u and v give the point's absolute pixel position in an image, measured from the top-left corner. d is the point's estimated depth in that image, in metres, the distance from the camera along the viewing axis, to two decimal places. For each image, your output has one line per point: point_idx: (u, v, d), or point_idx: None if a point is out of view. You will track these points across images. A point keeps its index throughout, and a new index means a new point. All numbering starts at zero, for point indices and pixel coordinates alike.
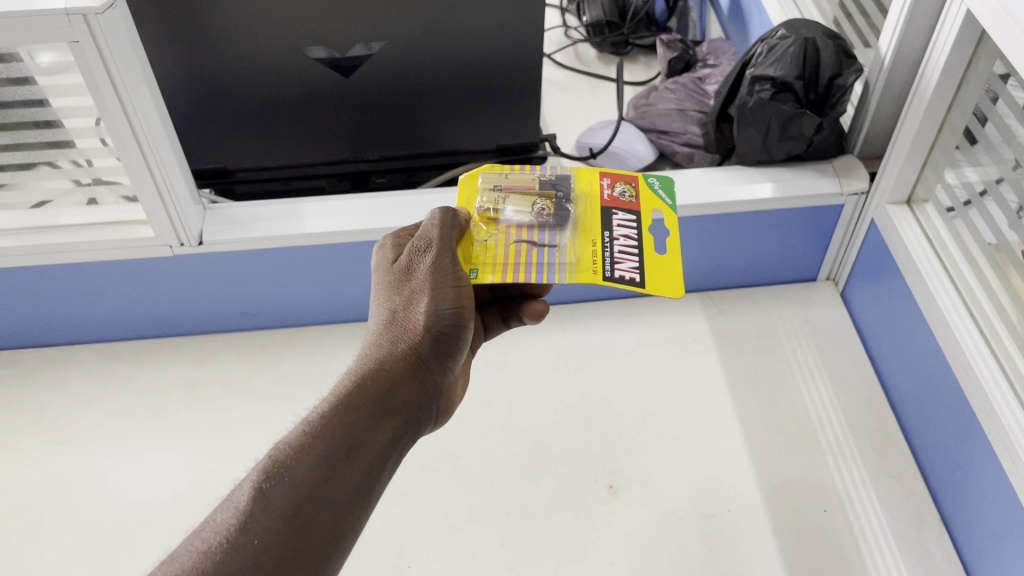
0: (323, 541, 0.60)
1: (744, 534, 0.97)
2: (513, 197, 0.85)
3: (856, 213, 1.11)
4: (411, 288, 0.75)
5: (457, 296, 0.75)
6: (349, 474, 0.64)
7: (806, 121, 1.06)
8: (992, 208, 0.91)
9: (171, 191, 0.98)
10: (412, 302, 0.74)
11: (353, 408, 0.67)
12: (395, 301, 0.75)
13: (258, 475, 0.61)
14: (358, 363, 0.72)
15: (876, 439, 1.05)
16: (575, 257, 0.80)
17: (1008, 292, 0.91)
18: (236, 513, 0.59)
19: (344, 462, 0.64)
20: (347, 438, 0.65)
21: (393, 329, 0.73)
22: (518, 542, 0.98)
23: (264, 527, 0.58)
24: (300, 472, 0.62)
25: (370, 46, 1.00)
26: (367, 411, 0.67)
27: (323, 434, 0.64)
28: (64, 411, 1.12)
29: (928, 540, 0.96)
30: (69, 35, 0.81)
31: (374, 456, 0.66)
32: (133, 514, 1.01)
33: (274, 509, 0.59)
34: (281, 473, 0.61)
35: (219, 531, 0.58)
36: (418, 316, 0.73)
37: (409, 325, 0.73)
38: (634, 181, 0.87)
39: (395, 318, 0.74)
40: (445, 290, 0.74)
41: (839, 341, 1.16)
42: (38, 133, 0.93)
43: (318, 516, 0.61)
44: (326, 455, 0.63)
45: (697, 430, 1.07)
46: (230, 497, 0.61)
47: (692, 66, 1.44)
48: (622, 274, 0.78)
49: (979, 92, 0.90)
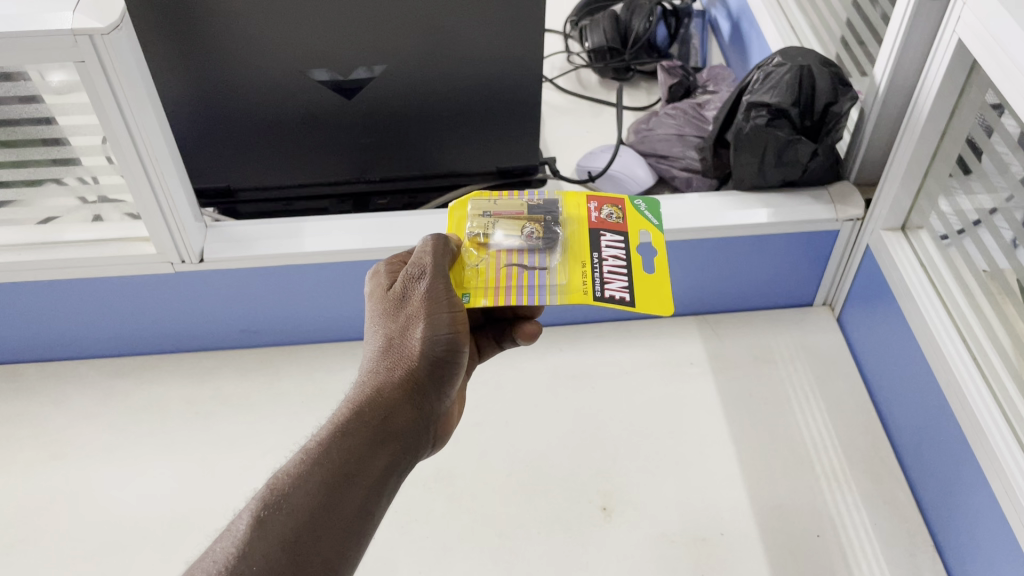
0: (323, 567, 0.61)
1: (738, 557, 0.97)
2: (503, 222, 0.86)
3: (852, 238, 1.12)
4: (408, 312, 0.76)
5: (453, 321, 0.75)
6: (349, 500, 0.64)
7: (801, 147, 1.07)
8: (985, 237, 0.92)
9: (173, 209, 1.00)
10: (408, 328, 0.75)
11: (353, 434, 0.67)
12: (390, 328, 0.76)
13: (257, 503, 0.62)
14: (356, 390, 0.72)
15: (871, 463, 1.05)
16: (563, 277, 0.81)
17: (1002, 321, 0.91)
18: (235, 541, 0.60)
19: (342, 488, 0.64)
20: (346, 463, 0.65)
21: (389, 356, 0.74)
22: (510, 563, 0.98)
23: (263, 553, 0.59)
24: (298, 499, 0.62)
25: (372, 69, 1.02)
26: (367, 437, 0.68)
27: (321, 460, 0.65)
28: (64, 425, 1.13)
29: (922, 565, 0.96)
30: (75, 55, 0.82)
31: (373, 481, 0.66)
32: (128, 528, 1.02)
33: (273, 535, 0.60)
34: (279, 501, 0.62)
35: (219, 559, 0.59)
36: (414, 342, 0.74)
37: (405, 351, 0.74)
38: (620, 203, 0.88)
39: (393, 344, 0.75)
40: (440, 315, 0.75)
41: (835, 367, 1.16)
42: (44, 150, 0.94)
43: (318, 541, 0.61)
44: (327, 482, 0.64)
45: (692, 452, 1.08)
46: (230, 525, 0.62)
47: (692, 92, 1.45)
48: (612, 293, 0.79)
49: (973, 120, 0.91)
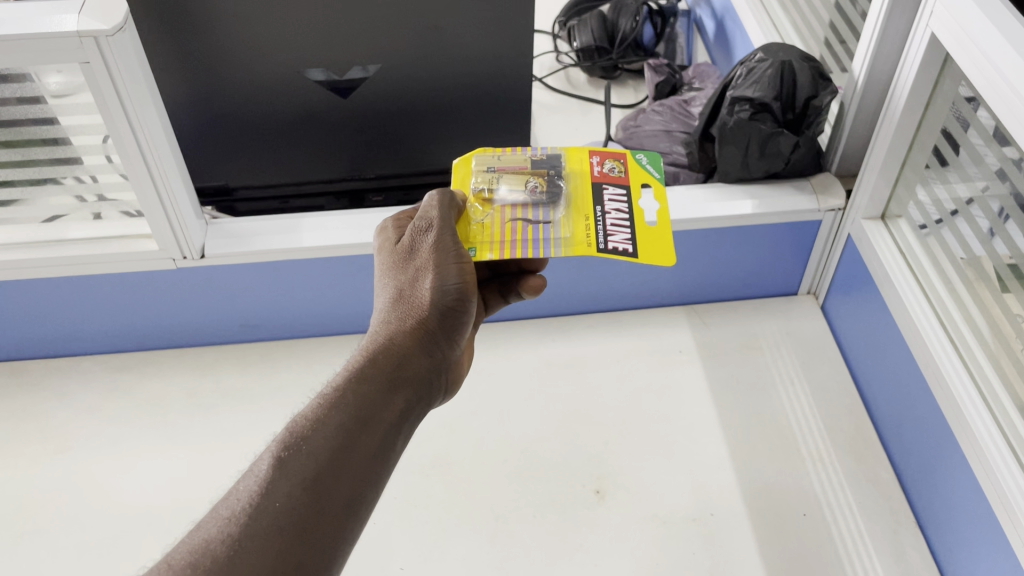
0: (343, 507, 0.64)
1: (727, 536, 1.00)
2: (507, 177, 0.90)
3: (835, 228, 1.15)
4: (419, 262, 0.78)
5: (461, 272, 0.78)
6: (366, 442, 0.67)
7: (783, 139, 1.10)
8: (962, 226, 0.95)
9: (174, 202, 1.02)
10: (417, 279, 0.78)
11: (367, 381, 0.70)
12: (400, 280, 0.78)
13: (277, 446, 0.65)
14: (369, 339, 0.75)
15: (854, 444, 1.09)
16: (565, 227, 0.85)
17: (979, 306, 0.95)
18: (258, 480, 0.63)
19: (359, 431, 0.67)
20: (362, 407, 0.68)
21: (400, 305, 0.76)
22: (507, 545, 1.01)
23: (286, 491, 0.62)
24: (317, 442, 0.65)
25: (366, 69, 1.05)
26: (382, 384, 0.71)
27: (338, 406, 0.67)
28: (68, 419, 1.15)
29: (904, 541, 1.00)
30: (80, 56, 0.85)
31: (388, 426, 0.69)
32: (134, 517, 1.05)
33: (295, 475, 0.63)
34: (299, 443, 0.65)
35: (242, 499, 0.61)
36: (424, 293, 0.77)
37: (415, 302, 0.76)
38: (623, 158, 0.91)
39: (403, 294, 0.77)
40: (449, 266, 0.78)
41: (819, 352, 1.19)
42: (46, 149, 0.97)
43: (337, 480, 0.64)
44: (345, 425, 0.66)
45: (682, 436, 1.11)
46: (252, 466, 0.65)
47: (678, 89, 1.49)
48: (616, 245, 0.83)
49: (947, 112, 0.95)
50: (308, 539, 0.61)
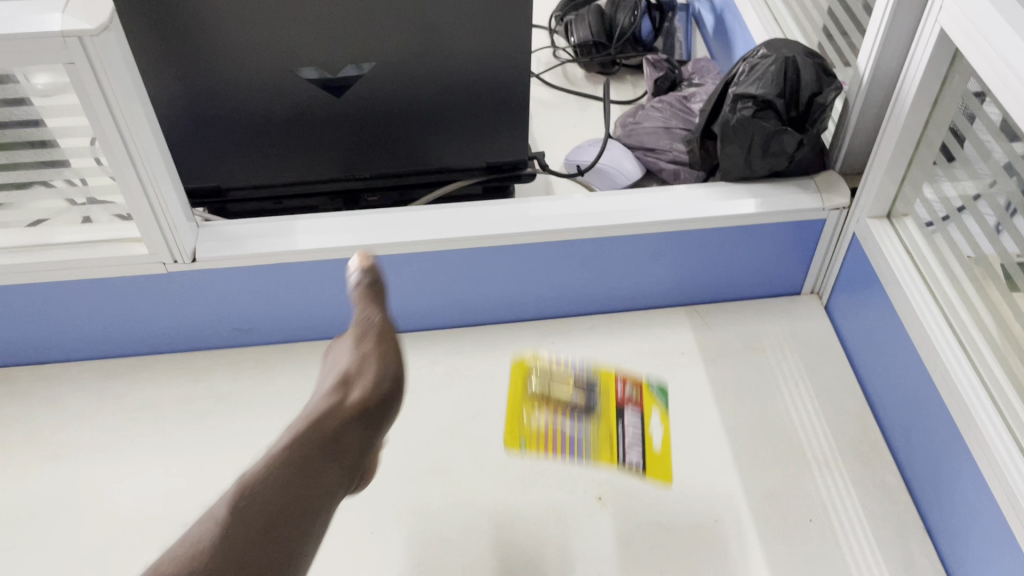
0: (287, 552, 0.71)
1: (732, 543, 0.98)
2: None
3: (839, 227, 1.13)
4: (362, 350, 0.89)
5: (396, 359, 0.89)
6: (307, 502, 0.75)
7: (787, 137, 1.08)
8: (970, 223, 0.93)
9: (164, 204, 1.00)
10: (362, 366, 0.88)
11: (300, 450, 0.79)
12: (348, 362, 0.89)
13: (231, 496, 0.72)
14: (301, 421, 0.84)
15: (860, 448, 1.07)
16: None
17: (987, 305, 0.93)
18: (214, 524, 0.71)
19: (308, 487, 0.76)
20: (304, 464, 0.77)
21: (343, 386, 0.87)
22: (508, 553, 0.99)
23: (238, 532, 0.70)
24: (268, 496, 0.73)
25: (360, 67, 1.02)
26: (319, 453, 0.79)
27: (288, 463, 0.77)
28: (58, 427, 1.13)
29: (912, 546, 0.98)
30: (64, 56, 0.83)
31: (330, 489, 0.78)
32: (126, 528, 1.02)
33: (246, 521, 0.71)
34: (253, 494, 0.73)
35: (198, 540, 0.69)
36: (365, 377, 0.87)
37: (357, 385, 0.87)
38: None
39: (345, 377, 0.88)
40: (388, 358, 0.89)
41: (823, 353, 1.18)
42: (33, 152, 0.95)
43: (288, 528, 0.72)
44: (285, 487, 0.74)
45: (685, 440, 1.09)
46: (206, 516, 0.72)
47: (678, 85, 1.46)
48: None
49: (954, 106, 0.92)
50: (253, 571, 0.69)
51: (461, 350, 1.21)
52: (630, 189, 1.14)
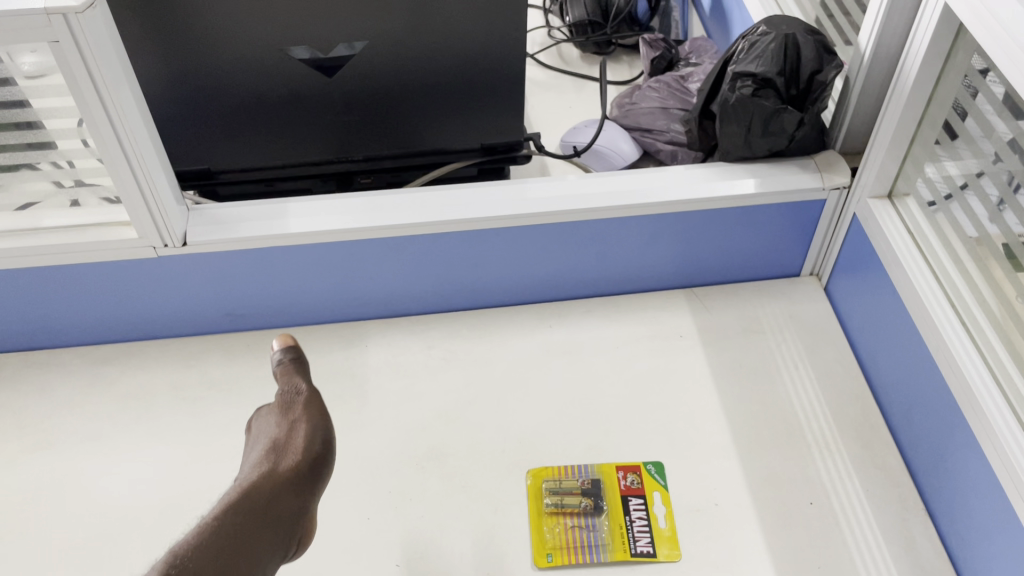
0: None
1: (733, 527, 0.97)
2: None
3: (839, 207, 1.12)
4: (290, 419, 0.98)
5: (326, 425, 0.98)
6: (242, 560, 0.81)
7: (787, 116, 1.06)
8: (973, 202, 0.92)
9: (153, 187, 0.98)
10: (293, 427, 0.97)
11: (238, 515, 0.84)
12: (278, 429, 0.97)
13: (161, 567, 0.76)
14: (234, 489, 0.89)
15: (861, 431, 1.06)
16: (606, 544, 0.96)
17: (990, 284, 0.92)
18: None
19: (233, 555, 0.80)
20: (232, 539, 0.81)
21: (277, 450, 0.95)
22: (506, 539, 0.97)
23: None
24: (195, 562, 0.77)
25: (353, 46, 1.00)
26: (255, 522, 0.85)
27: (215, 535, 0.81)
28: (48, 414, 1.11)
29: (913, 528, 0.97)
30: (48, 34, 0.80)
31: (260, 553, 0.83)
32: (118, 516, 1.01)
33: None
34: (182, 563, 0.77)
35: None
36: (298, 438, 0.96)
37: (289, 447, 0.95)
38: None
39: (275, 446, 0.95)
40: (317, 419, 0.98)
41: (823, 335, 1.16)
42: (19, 134, 0.92)
43: None
44: (228, 542, 0.81)
45: (684, 423, 1.08)
46: None
47: (675, 65, 1.44)
48: (645, 549, 0.95)
49: (958, 84, 0.91)
50: None
51: (457, 334, 1.20)
52: (628, 170, 1.13)
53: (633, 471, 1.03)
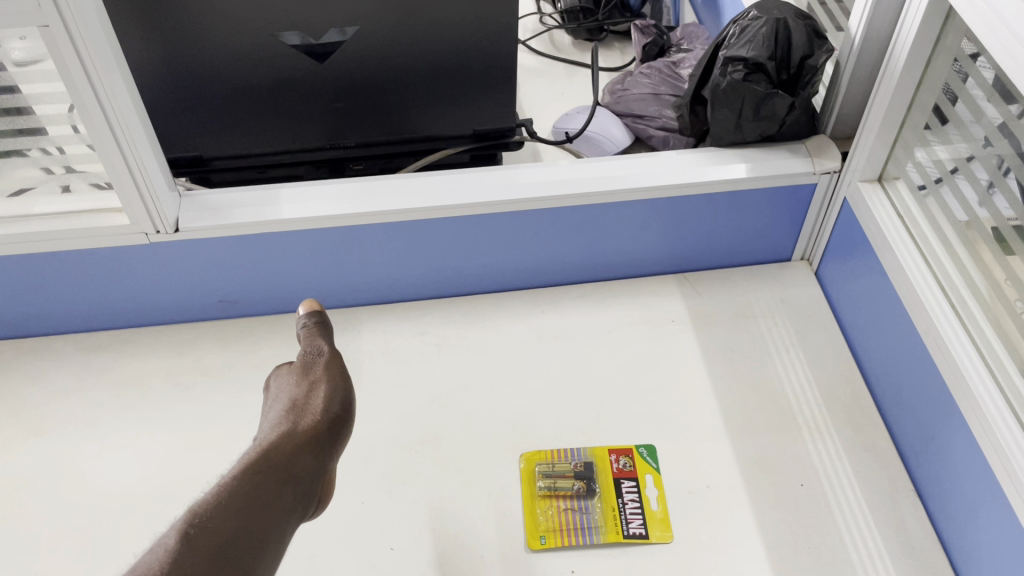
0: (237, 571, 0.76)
1: (725, 509, 0.98)
2: None
3: (829, 192, 1.13)
4: (309, 380, 1.00)
5: (347, 387, 1.00)
6: (263, 517, 0.82)
7: (777, 101, 1.07)
8: (962, 185, 0.92)
9: (145, 172, 0.97)
10: (312, 388, 0.99)
11: (258, 475, 0.85)
12: (297, 391, 0.99)
13: (182, 524, 0.77)
14: (253, 448, 0.90)
15: (851, 413, 1.07)
16: (596, 526, 0.97)
17: (979, 268, 0.92)
18: (166, 550, 0.75)
19: (253, 512, 0.81)
20: (252, 499, 0.82)
21: (297, 411, 0.96)
22: (500, 522, 0.98)
23: (190, 559, 0.74)
24: (216, 520, 0.78)
25: (344, 31, 1.00)
26: (274, 481, 0.85)
27: (235, 494, 0.82)
28: (43, 401, 1.11)
29: (902, 509, 0.98)
30: (39, 18, 0.80)
31: (280, 510, 0.84)
32: (114, 502, 1.01)
33: (198, 548, 0.75)
34: (202, 521, 0.77)
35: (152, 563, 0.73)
36: (317, 399, 0.97)
37: (309, 408, 0.96)
38: None
39: (294, 406, 0.97)
40: (337, 381, 1.00)
41: (813, 319, 1.17)
42: (8, 120, 0.92)
43: (236, 555, 0.77)
44: (247, 502, 0.81)
45: (676, 407, 1.08)
46: (158, 543, 0.76)
47: (666, 51, 1.45)
48: (639, 531, 0.96)
49: (948, 67, 0.91)
50: None
51: (450, 320, 1.20)
52: (619, 155, 1.13)
53: (625, 454, 1.04)
